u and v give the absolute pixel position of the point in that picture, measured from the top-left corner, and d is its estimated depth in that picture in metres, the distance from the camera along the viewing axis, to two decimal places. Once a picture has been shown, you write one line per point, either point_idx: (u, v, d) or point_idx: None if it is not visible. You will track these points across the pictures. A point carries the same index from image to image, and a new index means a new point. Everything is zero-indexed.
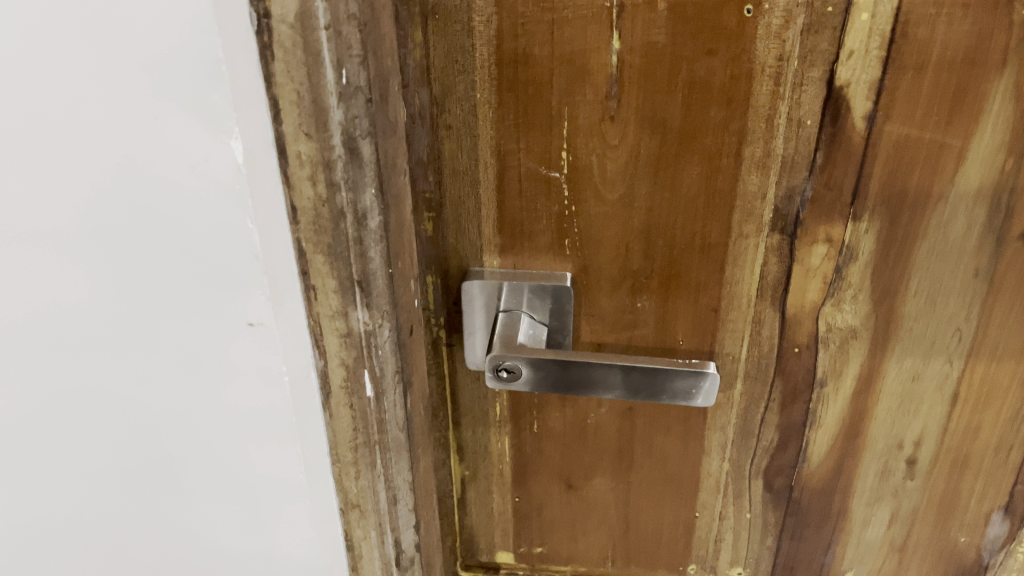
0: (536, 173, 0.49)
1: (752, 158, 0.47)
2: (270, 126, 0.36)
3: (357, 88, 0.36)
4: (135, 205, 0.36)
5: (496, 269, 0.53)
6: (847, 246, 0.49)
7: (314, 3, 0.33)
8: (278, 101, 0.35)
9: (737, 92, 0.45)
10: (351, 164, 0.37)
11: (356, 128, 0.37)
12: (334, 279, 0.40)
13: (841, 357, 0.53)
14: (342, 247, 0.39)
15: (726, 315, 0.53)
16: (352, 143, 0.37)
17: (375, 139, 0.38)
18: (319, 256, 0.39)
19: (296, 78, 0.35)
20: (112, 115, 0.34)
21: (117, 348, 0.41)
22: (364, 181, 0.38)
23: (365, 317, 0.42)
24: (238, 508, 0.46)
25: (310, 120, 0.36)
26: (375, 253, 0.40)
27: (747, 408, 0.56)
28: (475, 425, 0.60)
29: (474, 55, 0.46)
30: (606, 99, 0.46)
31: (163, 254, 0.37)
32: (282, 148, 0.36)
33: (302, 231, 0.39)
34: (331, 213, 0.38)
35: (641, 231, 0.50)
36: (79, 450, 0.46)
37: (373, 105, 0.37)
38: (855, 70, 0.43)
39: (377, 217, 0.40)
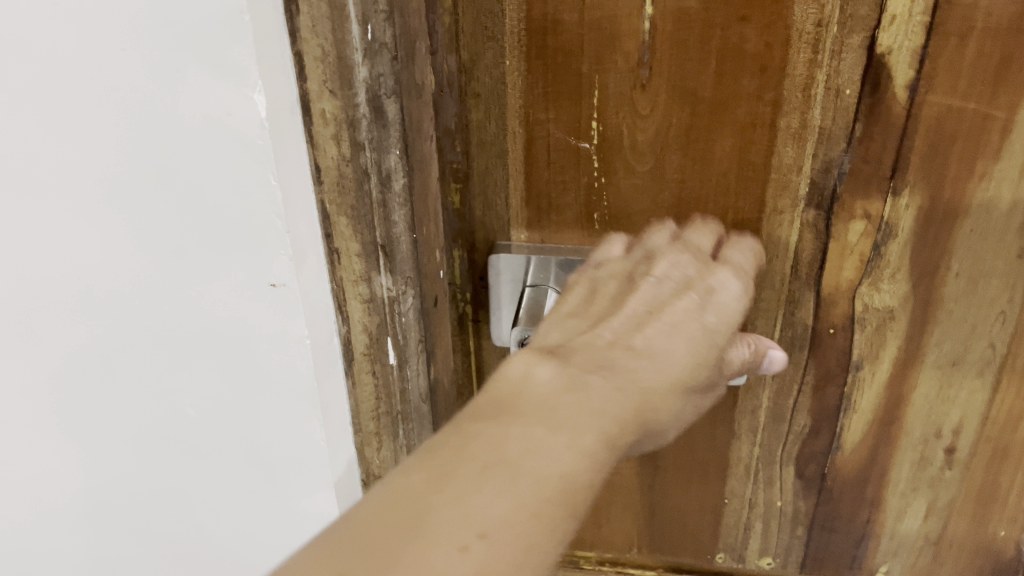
0: (565, 143, 0.48)
1: (787, 130, 0.45)
2: (295, 83, 0.35)
3: (383, 45, 0.36)
4: (153, 162, 0.35)
5: (523, 243, 0.52)
6: (886, 223, 0.47)
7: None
8: (303, 58, 0.35)
9: (772, 60, 0.43)
10: (376, 123, 0.37)
11: (381, 86, 0.37)
12: (357, 243, 0.40)
13: (878, 339, 0.51)
14: (365, 210, 0.39)
15: (759, 295, 0.51)
16: (377, 103, 0.37)
17: (400, 98, 0.37)
18: (342, 218, 0.39)
19: (321, 33, 0.34)
20: (129, 71, 0.33)
21: (137, 312, 0.41)
22: (389, 142, 0.38)
23: (389, 283, 0.41)
24: (260, 479, 0.46)
25: (334, 77, 0.35)
26: (400, 217, 0.40)
27: (779, 392, 0.55)
28: None
29: (504, 21, 0.45)
30: (638, 67, 0.45)
31: (185, 216, 0.37)
32: (306, 106, 0.36)
33: (325, 192, 0.38)
34: (354, 174, 0.38)
35: (672, 205, 0.49)
36: (98, 414, 0.46)
37: (398, 63, 0.37)
38: (897, 37, 0.42)
39: (402, 179, 0.39)
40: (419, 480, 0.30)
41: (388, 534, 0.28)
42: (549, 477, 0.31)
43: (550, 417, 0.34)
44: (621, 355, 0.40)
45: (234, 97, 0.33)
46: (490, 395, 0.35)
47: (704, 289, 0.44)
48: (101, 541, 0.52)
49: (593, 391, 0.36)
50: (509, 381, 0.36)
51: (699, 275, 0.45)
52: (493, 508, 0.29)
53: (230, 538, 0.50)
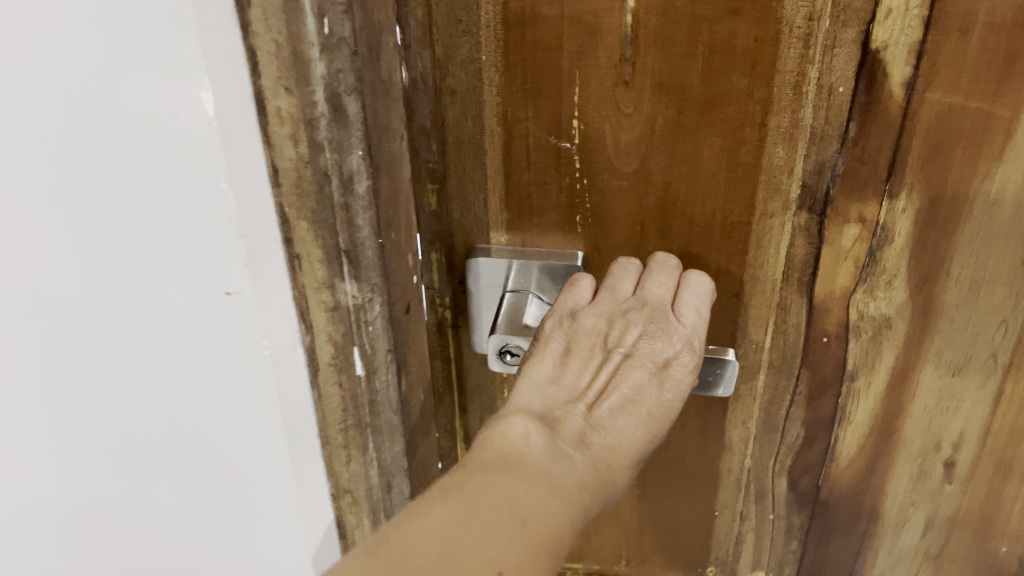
0: (545, 143, 0.46)
1: (778, 129, 0.43)
2: (249, 79, 0.33)
3: (341, 39, 0.34)
4: (98, 165, 0.33)
5: (503, 246, 0.50)
6: (882, 227, 0.45)
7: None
8: (256, 53, 0.33)
9: (763, 56, 0.41)
10: (336, 123, 0.35)
11: (340, 83, 0.34)
12: (319, 248, 0.38)
13: (874, 349, 0.49)
14: (327, 214, 0.37)
15: (749, 301, 0.49)
16: (337, 101, 0.35)
17: (362, 96, 0.35)
18: (303, 222, 0.37)
19: (274, 27, 0.32)
20: (68, 65, 0.31)
21: (88, 324, 0.38)
22: (350, 143, 0.36)
23: (353, 290, 0.39)
24: (222, 496, 0.44)
25: (290, 73, 0.33)
26: (364, 221, 0.38)
27: (770, 403, 0.52)
28: (482, 414, 0.58)
29: (480, 14, 0.43)
30: (620, 63, 0.43)
31: (133, 220, 0.34)
32: (261, 104, 0.34)
33: (284, 196, 0.36)
34: (314, 175, 0.36)
35: (658, 208, 0.47)
36: (51, 434, 0.43)
37: (359, 59, 0.34)
38: (893, 31, 0.40)
39: (366, 181, 0.37)
40: (449, 517, 0.33)
41: (427, 561, 0.31)
42: (544, 528, 0.35)
43: (549, 480, 0.37)
44: (592, 429, 0.42)
45: (180, 92, 0.31)
46: (489, 451, 0.38)
47: (659, 365, 0.44)
48: (58, 564, 0.50)
49: (574, 463, 0.39)
50: (497, 441, 0.39)
51: (653, 353, 0.44)
52: (503, 551, 0.33)
53: (198, 555, 0.48)
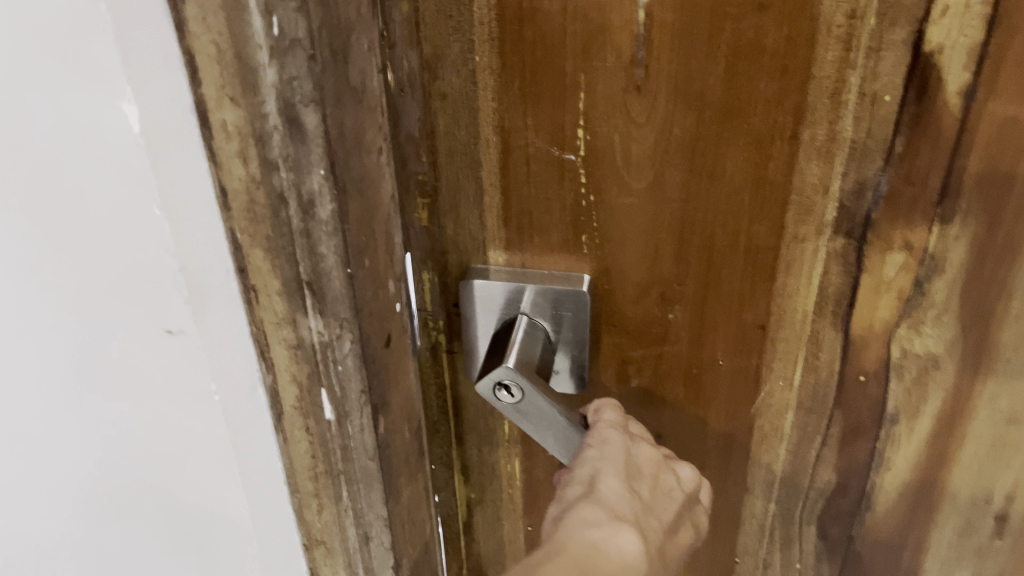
0: (547, 154, 0.41)
1: (812, 143, 0.38)
2: (188, 87, 0.31)
3: (295, 41, 0.30)
4: (52, 201, 0.34)
5: (502, 267, 0.45)
6: (931, 256, 0.39)
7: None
8: (196, 58, 0.30)
9: (795, 59, 0.36)
10: (291, 137, 0.31)
11: (295, 93, 0.30)
12: (277, 280, 0.35)
13: (918, 390, 0.43)
14: (285, 241, 0.34)
15: (777, 334, 0.43)
16: (292, 112, 0.31)
17: (323, 107, 0.31)
18: (257, 250, 0.34)
19: (213, 27, 0.30)
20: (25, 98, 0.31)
21: (55, 356, 0.39)
22: (310, 160, 0.32)
23: (318, 326, 0.36)
24: (186, 519, 0.44)
25: (234, 82, 0.31)
26: (328, 248, 0.34)
27: (798, 445, 0.47)
28: (481, 444, 0.53)
29: (472, 9, 0.38)
30: (631, 65, 0.38)
31: (84, 248, 0.34)
32: (204, 117, 0.32)
33: (236, 221, 0.34)
34: (267, 198, 0.33)
35: (673, 228, 0.42)
36: (44, 457, 0.43)
37: (317, 63, 0.30)
38: (950, 32, 0.34)
39: (331, 204, 0.33)
40: None
41: None
42: None
43: None
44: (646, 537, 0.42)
45: (118, 133, 0.31)
46: None
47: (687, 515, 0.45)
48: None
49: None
50: (609, 557, 0.39)
51: (689, 502, 0.46)
52: None
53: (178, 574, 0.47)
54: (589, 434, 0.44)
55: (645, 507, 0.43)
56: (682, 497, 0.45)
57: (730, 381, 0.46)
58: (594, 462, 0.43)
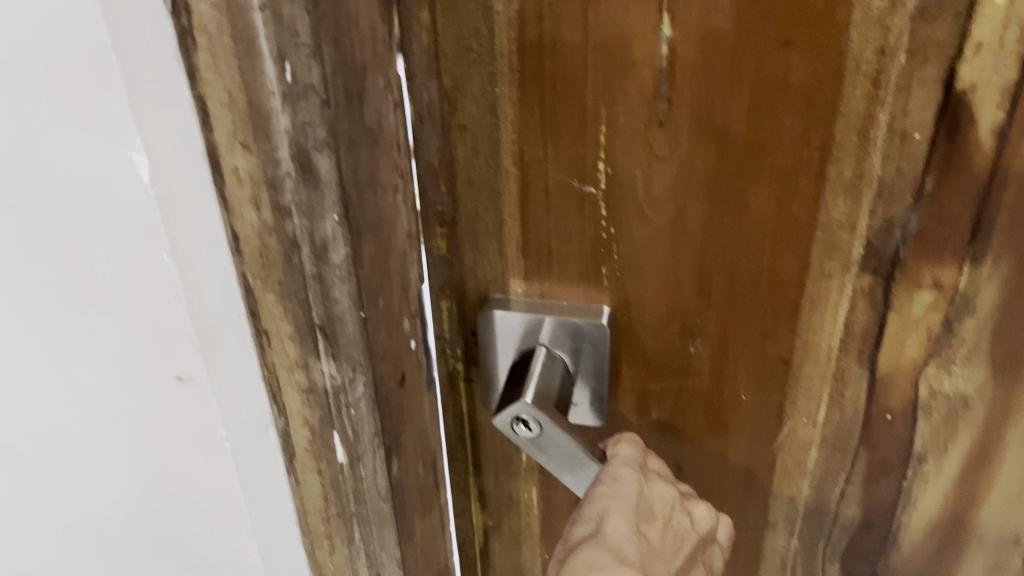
0: (567, 187, 0.40)
1: (839, 180, 0.37)
2: (201, 134, 0.32)
3: (309, 86, 0.30)
4: (72, 245, 0.34)
5: (521, 297, 0.45)
6: (961, 295, 0.38)
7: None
8: (208, 105, 0.31)
9: (822, 95, 0.35)
10: (304, 185, 0.32)
11: (308, 139, 0.31)
12: (290, 325, 0.36)
13: (946, 430, 0.42)
14: (297, 286, 0.35)
15: (800, 370, 0.42)
16: (306, 158, 0.31)
17: (336, 152, 0.31)
18: (269, 294, 0.35)
19: (224, 74, 0.30)
20: (51, 148, 0.32)
21: (73, 391, 0.39)
22: (322, 208, 0.32)
23: (331, 368, 0.37)
24: (191, 543, 0.44)
25: (247, 129, 0.31)
26: (342, 293, 0.35)
27: (821, 482, 0.46)
28: (498, 471, 0.52)
29: (492, 43, 0.37)
30: (654, 99, 0.37)
31: (102, 290, 0.35)
32: (216, 161, 0.32)
33: (247, 264, 0.34)
34: (280, 243, 0.34)
35: (694, 262, 0.41)
36: (52, 484, 0.43)
37: (330, 109, 0.31)
38: (984, 69, 0.33)
39: (343, 249, 0.34)
40: None
41: None
42: None
43: None
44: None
45: (128, 189, 0.32)
46: None
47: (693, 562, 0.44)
48: None
49: None
50: None
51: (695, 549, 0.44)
52: None
53: None
54: (605, 468, 0.43)
55: (652, 550, 0.41)
56: (689, 544, 0.43)
57: (753, 416, 0.45)
58: (605, 499, 0.41)
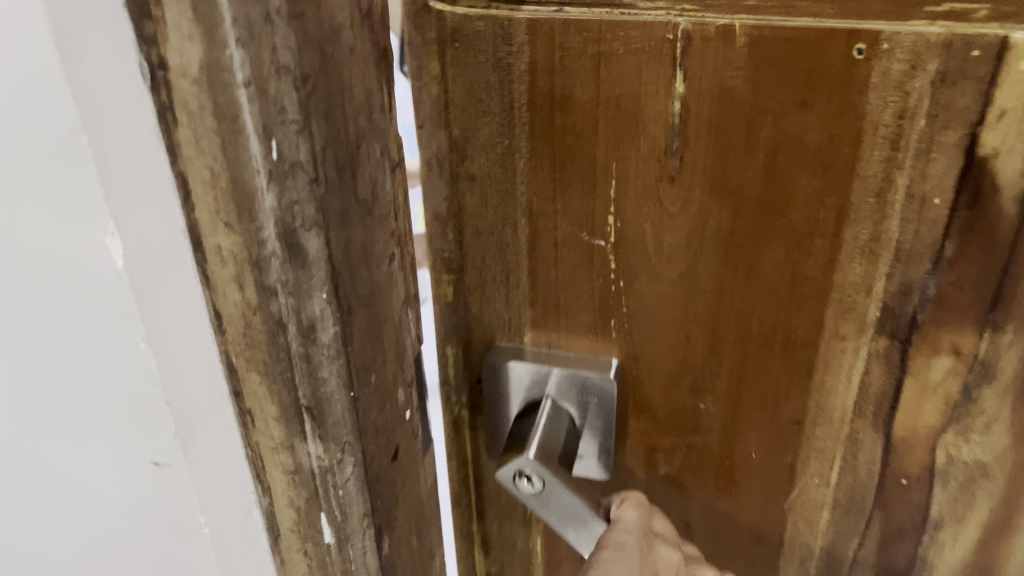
0: (576, 239, 0.40)
1: (855, 242, 0.36)
2: (181, 213, 0.32)
3: (296, 164, 0.30)
4: (51, 322, 0.33)
5: (528, 347, 0.44)
6: (981, 362, 0.37)
7: (230, 53, 0.28)
8: (189, 182, 0.31)
9: (839, 156, 0.34)
10: (290, 264, 0.32)
11: (295, 218, 0.31)
12: (274, 406, 0.36)
13: (964, 498, 0.41)
14: (281, 364, 0.35)
15: (813, 431, 0.41)
16: (292, 237, 0.32)
17: (324, 232, 0.32)
18: (252, 374, 0.36)
19: (206, 151, 0.30)
20: (28, 224, 0.31)
21: (58, 462, 0.38)
22: (311, 285, 0.33)
23: (319, 450, 0.37)
24: None
25: (230, 208, 0.32)
26: (330, 373, 0.35)
27: (834, 544, 0.44)
28: (501, 519, 0.51)
29: (502, 94, 0.37)
30: (666, 155, 0.36)
31: (78, 369, 0.34)
32: (198, 239, 0.33)
33: (231, 339, 0.35)
34: (264, 321, 0.34)
35: (705, 319, 0.40)
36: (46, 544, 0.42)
37: (318, 185, 0.31)
38: (1008, 136, 0.32)
39: (332, 326, 0.34)
40: None
41: None
42: None
43: None
44: None
45: (103, 281, 0.31)
46: None
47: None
48: None
49: None
50: None
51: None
52: None
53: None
54: (610, 532, 0.42)
55: None
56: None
57: (763, 475, 0.44)
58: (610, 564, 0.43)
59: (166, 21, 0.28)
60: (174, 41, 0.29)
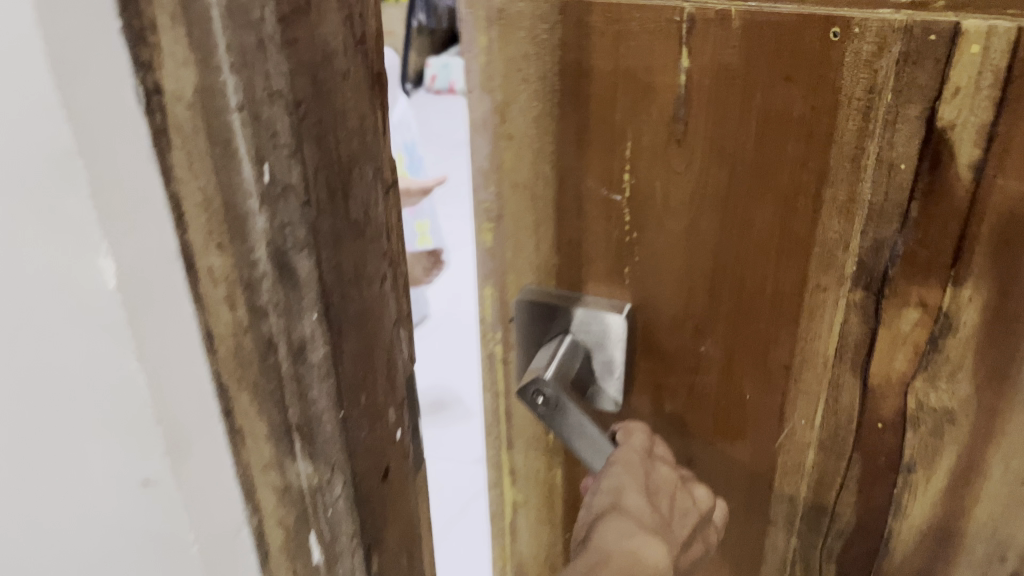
0: (598, 194, 0.46)
1: (834, 202, 0.41)
2: (173, 235, 0.25)
3: (288, 186, 0.26)
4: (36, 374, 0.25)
5: (552, 289, 0.51)
6: (945, 315, 0.42)
7: (222, 80, 0.23)
8: (185, 219, 0.25)
9: (818, 126, 0.39)
10: (281, 285, 0.27)
11: (287, 239, 0.27)
12: (262, 430, 0.29)
13: (934, 442, 0.45)
14: (274, 389, 0.29)
15: (799, 375, 0.47)
16: (283, 259, 0.27)
17: (315, 251, 0.28)
18: (244, 392, 0.28)
19: (201, 171, 0.24)
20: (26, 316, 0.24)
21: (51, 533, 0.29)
22: (301, 305, 0.28)
23: (308, 469, 0.31)
24: None
25: (225, 228, 0.25)
26: (320, 393, 0.30)
27: (819, 483, 0.50)
28: (528, 449, 0.58)
29: (538, 65, 0.44)
30: (673, 121, 0.42)
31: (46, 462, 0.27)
32: (194, 280, 0.26)
33: (222, 366, 0.27)
34: (255, 343, 0.28)
35: (706, 269, 0.46)
36: None
37: (310, 208, 0.27)
38: (962, 110, 0.37)
39: (322, 345, 0.30)
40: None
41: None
42: None
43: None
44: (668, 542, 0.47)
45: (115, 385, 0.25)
46: None
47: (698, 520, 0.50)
48: None
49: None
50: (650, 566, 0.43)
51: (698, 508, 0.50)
52: None
53: None
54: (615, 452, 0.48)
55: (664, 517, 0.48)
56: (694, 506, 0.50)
57: (756, 415, 0.49)
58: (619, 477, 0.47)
59: (161, 43, 0.22)
60: (170, 67, 0.23)
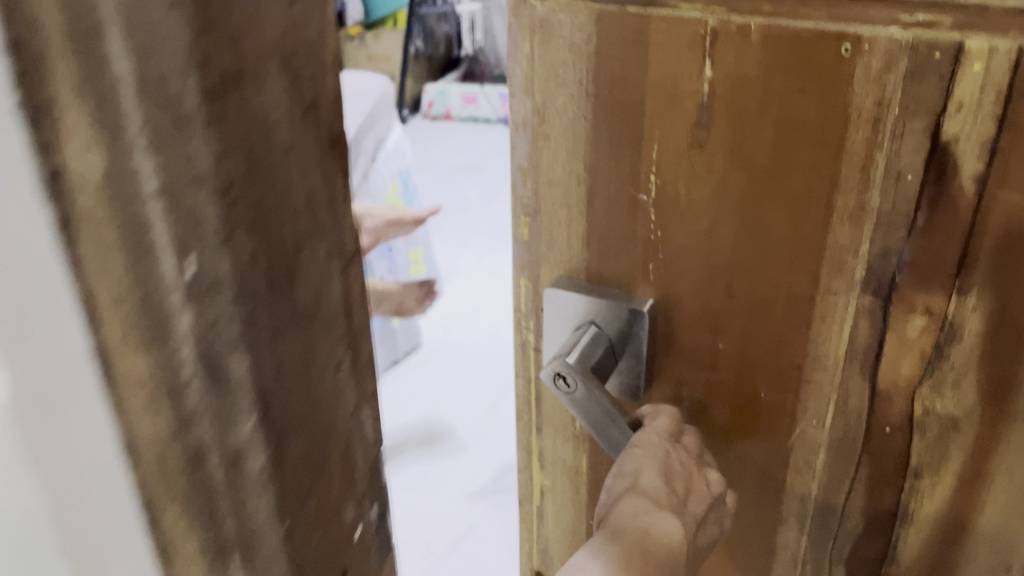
0: (625, 194, 0.49)
1: (844, 210, 0.43)
2: (84, 334, 0.19)
3: (221, 278, 0.21)
4: None
5: (580, 282, 0.54)
6: (949, 322, 0.43)
7: (139, 162, 0.18)
8: (100, 317, 0.19)
9: (830, 136, 0.42)
10: (214, 396, 0.22)
11: (218, 337, 0.21)
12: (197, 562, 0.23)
13: (939, 448, 0.47)
14: (203, 515, 0.22)
15: (810, 376, 0.49)
16: (213, 364, 0.21)
17: (256, 347, 0.23)
18: (175, 516, 0.22)
19: (111, 276, 0.18)
20: None
21: None
22: (236, 414, 0.22)
23: None
24: None
25: (144, 328, 0.19)
26: (258, 508, 0.24)
27: (829, 484, 0.51)
28: (555, 435, 0.61)
29: (574, 71, 0.47)
30: (696, 127, 0.45)
31: None
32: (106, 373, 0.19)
33: (181, 510, 0.22)
34: (182, 459, 0.21)
35: (724, 268, 0.48)
36: None
37: (248, 301, 0.22)
38: (966, 124, 0.39)
39: (263, 454, 0.24)
40: None
41: None
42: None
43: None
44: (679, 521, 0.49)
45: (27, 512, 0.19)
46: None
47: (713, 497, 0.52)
48: None
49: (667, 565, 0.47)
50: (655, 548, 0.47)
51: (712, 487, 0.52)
52: None
53: None
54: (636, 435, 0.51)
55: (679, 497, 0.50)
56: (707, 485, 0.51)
57: (769, 413, 0.51)
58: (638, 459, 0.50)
59: (67, 120, 0.17)
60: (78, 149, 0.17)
